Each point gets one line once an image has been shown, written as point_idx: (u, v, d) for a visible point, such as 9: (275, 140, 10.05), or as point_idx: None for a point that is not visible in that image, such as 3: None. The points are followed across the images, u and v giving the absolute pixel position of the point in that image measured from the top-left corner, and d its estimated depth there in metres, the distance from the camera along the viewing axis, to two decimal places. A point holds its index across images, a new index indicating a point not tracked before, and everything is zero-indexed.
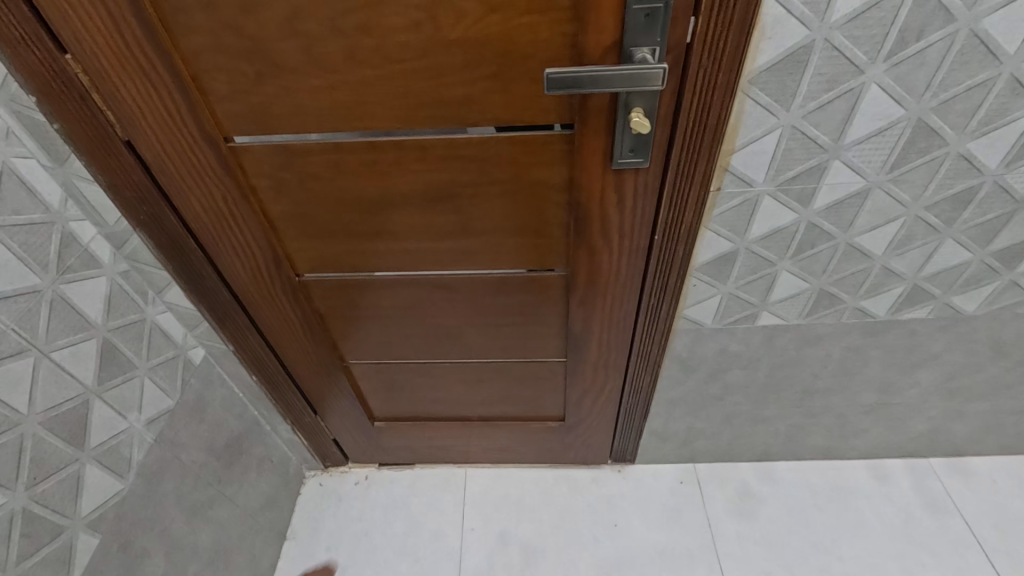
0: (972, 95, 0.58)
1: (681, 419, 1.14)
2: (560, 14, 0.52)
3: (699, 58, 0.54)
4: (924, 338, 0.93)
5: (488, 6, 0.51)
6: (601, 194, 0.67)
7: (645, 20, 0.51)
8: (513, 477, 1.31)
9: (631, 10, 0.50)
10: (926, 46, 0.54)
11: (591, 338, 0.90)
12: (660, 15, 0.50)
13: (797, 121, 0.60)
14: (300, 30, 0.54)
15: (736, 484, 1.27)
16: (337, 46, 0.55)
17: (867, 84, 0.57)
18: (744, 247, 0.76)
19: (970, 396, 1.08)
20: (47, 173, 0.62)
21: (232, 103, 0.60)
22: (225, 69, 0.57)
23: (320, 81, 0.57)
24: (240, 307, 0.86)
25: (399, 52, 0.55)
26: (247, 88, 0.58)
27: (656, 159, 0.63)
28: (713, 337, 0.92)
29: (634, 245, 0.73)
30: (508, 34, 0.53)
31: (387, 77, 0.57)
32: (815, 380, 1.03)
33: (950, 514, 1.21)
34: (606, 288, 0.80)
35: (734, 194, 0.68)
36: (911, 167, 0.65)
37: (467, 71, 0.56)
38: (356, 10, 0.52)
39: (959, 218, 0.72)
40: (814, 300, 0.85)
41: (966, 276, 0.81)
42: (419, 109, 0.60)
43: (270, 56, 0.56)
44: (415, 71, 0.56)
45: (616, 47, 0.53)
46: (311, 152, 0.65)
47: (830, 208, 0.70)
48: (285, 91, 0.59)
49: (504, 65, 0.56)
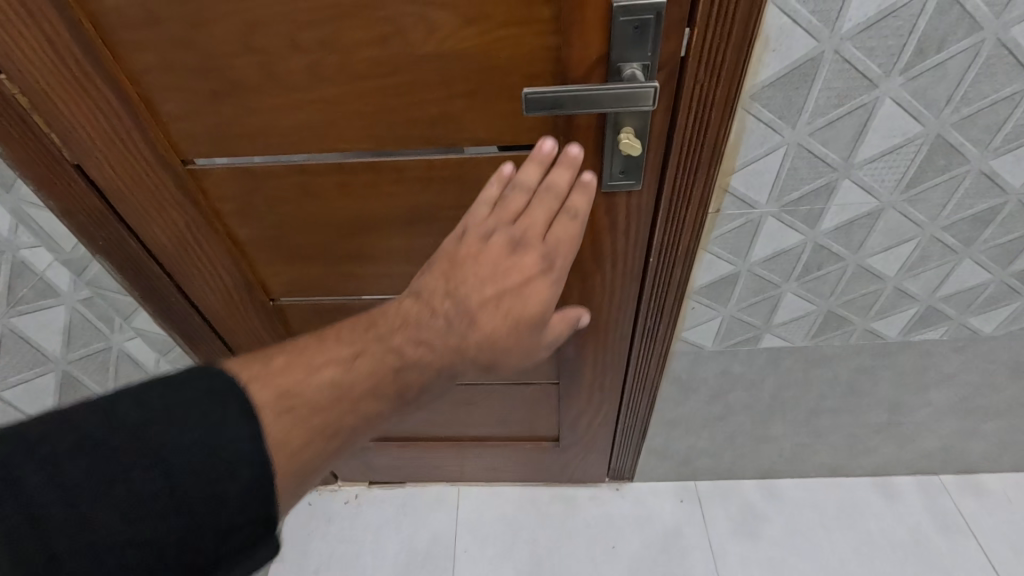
0: (998, 110, 0.53)
1: (681, 438, 1.09)
2: (541, 26, 0.47)
3: (695, 72, 0.49)
4: (938, 359, 0.88)
5: (461, 18, 0.46)
6: (591, 217, 0.62)
7: (635, 33, 0.46)
8: (508, 495, 1.27)
9: (618, 23, 0.45)
10: (947, 58, 0.48)
11: (585, 362, 0.85)
12: (651, 28, 0.45)
13: (803, 139, 0.55)
14: (256, 46, 0.49)
15: (739, 503, 1.22)
16: (296, 63, 0.50)
17: (881, 100, 0.52)
18: (746, 270, 0.71)
19: (986, 415, 1.03)
20: None
21: (187, 124, 0.55)
22: (176, 88, 0.52)
23: (280, 100, 0.53)
24: (215, 335, 0.80)
25: (365, 69, 0.50)
26: (202, 108, 0.54)
27: (650, 180, 0.58)
28: (714, 359, 0.87)
29: (628, 267, 0.68)
30: (484, 49, 0.48)
31: (354, 96, 0.52)
32: (823, 401, 0.98)
33: (963, 534, 1.16)
34: (599, 312, 0.76)
35: (736, 215, 0.63)
36: (929, 186, 0.60)
37: (441, 89, 0.51)
38: (316, 24, 0.47)
39: (979, 238, 0.66)
40: (822, 322, 0.79)
41: (985, 297, 0.76)
42: (391, 129, 0.55)
43: (226, 74, 0.51)
44: (384, 89, 0.51)
45: (603, 61, 0.48)
46: (277, 174, 0.60)
47: (839, 228, 0.65)
48: (244, 111, 0.54)
49: (481, 82, 0.50)
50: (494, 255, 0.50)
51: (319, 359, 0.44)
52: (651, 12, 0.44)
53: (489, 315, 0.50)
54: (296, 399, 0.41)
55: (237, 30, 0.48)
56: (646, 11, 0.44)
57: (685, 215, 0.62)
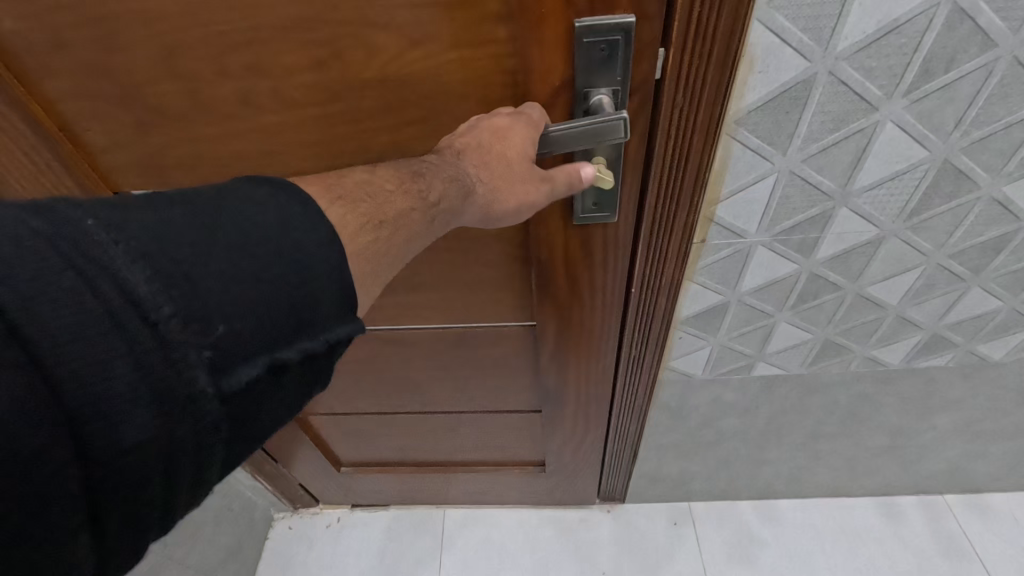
0: (1012, 133, 0.47)
1: (673, 463, 1.04)
2: (496, 49, 0.41)
3: (671, 97, 0.43)
4: (943, 384, 0.83)
5: (406, 40, 0.41)
6: (565, 251, 0.57)
7: (602, 55, 0.40)
8: (495, 518, 1.22)
9: (583, 43, 0.40)
10: (956, 77, 0.43)
11: (568, 393, 0.80)
12: (621, 50, 0.40)
13: (795, 166, 0.50)
14: (179, 71, 0.43)
15: (735, 525, 1.18)
16: (227, 90, 0.45)
17: (881, 124, 0.46)
18: (736, 299, 0.65)
19: (992, 438, 0.98)
20: None
21: (116, 155, 0.50)
22: (98, 118, 0.47)
23: (214, 129, 0.47)
24: None
25: (303, 96, 0.45)
26: (130, 138, 0.49)
27: (628, 213, 0.53)
28: (705, 386, 0.82)
29: (608, 300, 0.63)
30: (435, 73, 0.43)
31: (294, 125, 0.47)
32: (821, 426, 0.93)
33: (968, 559, 1.11)
34: (579, 344, 0.70)
35: (723, 245, 0.58)
36: (934, 213, 0.55)
37: (390, 117, 0.46)
38: (243, 47, 0.42)
39: (989, 265, 0.61)
40: (819, 350, 0.74)
41: (994, 324, 0.70)
42: (338, 161, 0.50)
43: (150, 102, 0.46)
44: (327, 117, 0.46)
45: (570, 86, 0.43)
46: None
47: (836, 258, 0.59)
48: (176, 142, 0.49)
49: (434, 109, 0.45)
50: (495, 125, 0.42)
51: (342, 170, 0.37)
52: (619, 33, 0.39)
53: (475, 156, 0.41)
54: (340, 191, 0.34)
55: (156, 54, 0.42)
56: (612, 31, 0.39)
57: (665, 246, 0.57)
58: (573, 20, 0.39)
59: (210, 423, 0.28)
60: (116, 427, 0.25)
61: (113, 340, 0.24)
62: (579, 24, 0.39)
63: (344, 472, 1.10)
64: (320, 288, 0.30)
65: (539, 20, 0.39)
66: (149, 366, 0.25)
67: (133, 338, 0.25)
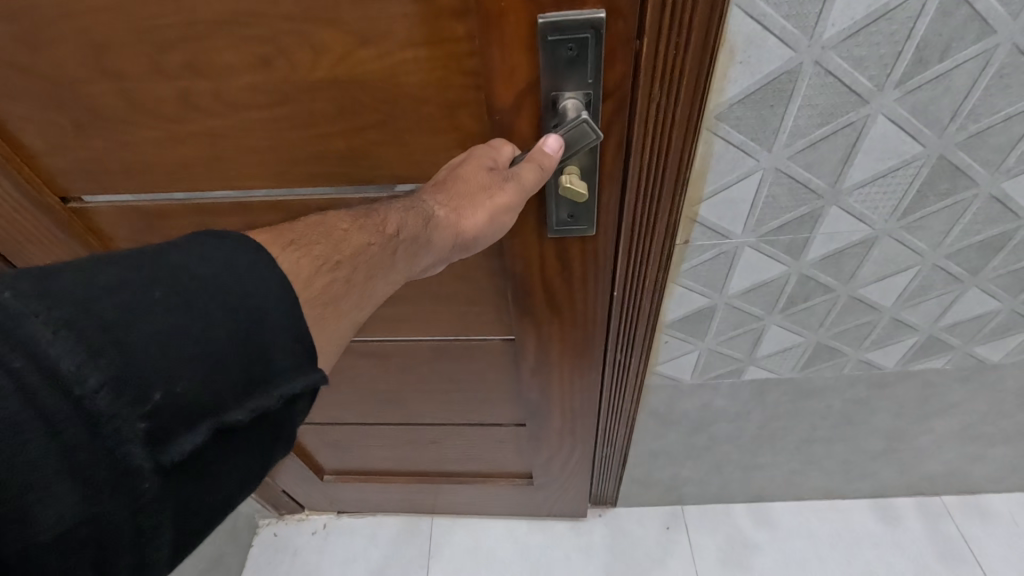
0: (1012, 126, 0.44)
1: (664, 468, 1.02)
2: (454, 46, 0.38)
3: (647, 96, 0.40)
4: (941, 388, 0.80)
5: (354, 38, 0.38)
6: (541, 266, 0.54)
7: (570, 55, 0.37)
8: (484, 527, 1.20)
9: (548, 41, 0.37)
10: (952, 67, 0.40)
11: (553, 407, 0.78)
12: (592, 48, 0.37)
13: (781, 163, 0.47)
14: (114, 70, 0.41)
15: (729, 530, 1.15)
16: (166, 90, 0.42)
17: (872, 117, 0.43)
18: (724, 303, 0.63)
19: (991, 442, 0.95)
20: None
21: (59, 159, 0.49)
22: (36, 119, 0.46)
23: (158, 132, 0.45)
24: None
25: (249, 97, 0.42)
26: (71, 140, 0.47)
27: (607, 225, 0.50)
28: (694, 392, 0.80)
29: (590, 316, 0.60)
30: (389, 73, 0.40)
31: (241, 128, 0.44)
32: (814, 431, 0.90)
33: (967, 564, 1.09)
34: (562, 360, 0.68)
35: (707, 247, 0.55)
36: (930, 212, 0.52)
37: (345, 120, 0.43)
38: (178, 43, 0.39)
39: (987, 266, 0.58)
40: (811, 354, 0.72)
41: (992, 326, 0.67)
42: (293, 166, 0.47)
43: (87, 103, 0.44)
44: (277, 120, 0.43)
45: (538, 88, 0.40)
46: (172, 215, 0.53)
47: (827, 259, 0.57)
48: (119, 144, 0.47)
49: (391, 114, 0.42)
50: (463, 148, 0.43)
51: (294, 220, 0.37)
52: (588, 31, 0.36)
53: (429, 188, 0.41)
54: (290, 236, 0.33)
55: (87, 51, 0.40)
56: (580, 28, 0.36)
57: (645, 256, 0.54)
58: (537, 16, 0.36)
59: (150, 500, 0.25)
60: (38, 515, 0.23)
61: (32, 418, 0.22)
62: (544, 20, 0.36)
63: (328, 480, 1.07)
64: (271, 343, 0.29)
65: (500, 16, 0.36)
66: (78, 446, 0.23)
67: (56, 416, 0.23)
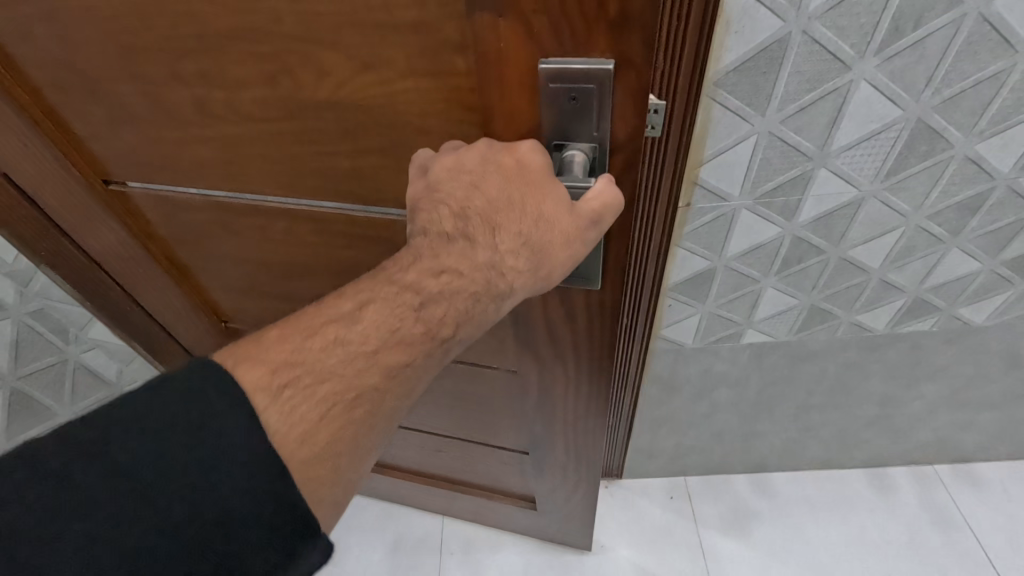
0: (982, 91, 0.49)
1: (667, 437, 1.07)
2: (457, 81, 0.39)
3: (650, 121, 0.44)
4: (928, 351, 0.85)
5: (355, 62, 0.40)
6: (543, 310, 0.58)
7: (573, 105, 0.37)
8: (490, 546, 1.19)
9: (549, 88, 0.37)
10: (926, 34, 0.45)
11: (555, 438, 0.81)
12: (599, 97, 0.37)
13: (774, 127, 0.51)
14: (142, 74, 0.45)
15: (730, 499, 1.20)
16: (185, 94, 0.46)
17: (855, 82, 0.48)
18: (723, 265, 0.67)
19: (979, 407, 1.00)
20: (17, 293, 0.72)
21: (100, 146, 0.54)
22: (81, 110, 0.51)
23: (181, 132, 0.50)
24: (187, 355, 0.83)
25: (260, 110, 0.46)
26: (108, 130, 0.52)
27: (611, 277, 0.52)
28: (695, 357, 0.84)
29: (587, 360, 0.63)
30: (389, 100, 0.42)
31: (252, 137, 0.48)
32: (810, 397, 0.95)
33: (959, 528, 1.14)
34: (563, 396, 0.71)
35: (707, 210, 0.60)
36: (911, 173, 0.56)
37: (346, 142, 0.46)
38: (195, 54, 0.43)
39: (966, 227, 0.63)
40: (806, 316, 0.76)
41: (974, 288, 0.72)
42: (301, 176, 0.51)
43: (121, 99, 0.49)
44: (286, 133, 0.47)
45: (540, 133, 0.40)
46: (195, 207, 0.58)
47: (817, 220, 0.61)
48: (148, 139, 0.51)
49: (388, 140, 0.45)
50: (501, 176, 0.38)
51: (318, 319, 0.37)
52: (592, 81, 0.36)
53: (513, 218, 0.37)
54: (296, 371, 0.35)
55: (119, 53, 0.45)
56: (583, 80, 0.36)
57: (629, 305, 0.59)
58: (540, 59, 0.36)
59: None
60: None
61: None
62: (544, 65, 0.36)
63: None
64: (245, 534, 0.33)
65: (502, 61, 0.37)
66: None
67: None
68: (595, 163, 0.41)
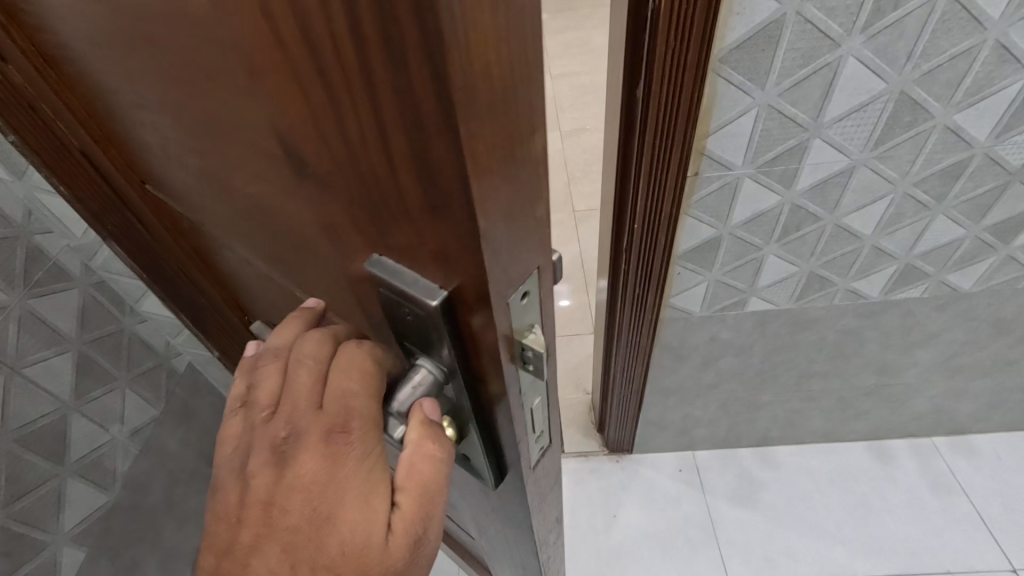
0: (957, 64, 0.55)
1: (676, 408, 1.13)
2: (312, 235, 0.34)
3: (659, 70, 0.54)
4: (921, 318, 0.91)
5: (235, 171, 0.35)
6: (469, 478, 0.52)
7: (415, 321, 0.31)
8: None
9: (383, 288, 0.30)
10: (905, 14, 0.51)
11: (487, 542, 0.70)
12: (430, 325, 0.30)
13: (772, 100, 0.58)
14: (118, 114, 0.45)
15: (735, 470, 1.26)
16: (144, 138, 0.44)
17: (843, 58, 0.54)
18: (728, 233, 0.74)
19: (972, 374, 1.06)
20: (83, 270, 0.85)
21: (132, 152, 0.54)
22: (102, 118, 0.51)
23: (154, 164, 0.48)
24: (228, 335, 0.87)
25: (187, 176, 0.42)
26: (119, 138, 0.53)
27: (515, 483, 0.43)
28: (702, 324, 0.91)
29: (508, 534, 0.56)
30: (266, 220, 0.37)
31: (192, 195, 0.46)
32: (812, 365, 1.01)
33: (956, 494, 1.19)
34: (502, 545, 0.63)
35: (714, 178, 0.66)
36: (897, 142, 0.63)
37: (252, 239, 0.42)
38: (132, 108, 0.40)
39: (950, 193, 0.69)
40: (805, 283, 0.83)
41: (962, 253, 0.79)
42: (234, 245, 0.48)
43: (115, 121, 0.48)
44: (209, 206, 0.43)
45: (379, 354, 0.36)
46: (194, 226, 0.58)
47: (813, 188, 0.68)
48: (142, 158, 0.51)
49: (279, 252, 0.40)
50: (291, 516, 0.35)
51: None
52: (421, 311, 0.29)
53: None
54: None
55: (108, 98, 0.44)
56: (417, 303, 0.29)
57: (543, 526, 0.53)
58: (373, 254, 0.30)
59: None
60: None
61: None
62: (376, 266, 0.30)
63: None
64: None
65: (347, 236, 0.31)
66: None
67: None
68: (449, 381, 0.34)
